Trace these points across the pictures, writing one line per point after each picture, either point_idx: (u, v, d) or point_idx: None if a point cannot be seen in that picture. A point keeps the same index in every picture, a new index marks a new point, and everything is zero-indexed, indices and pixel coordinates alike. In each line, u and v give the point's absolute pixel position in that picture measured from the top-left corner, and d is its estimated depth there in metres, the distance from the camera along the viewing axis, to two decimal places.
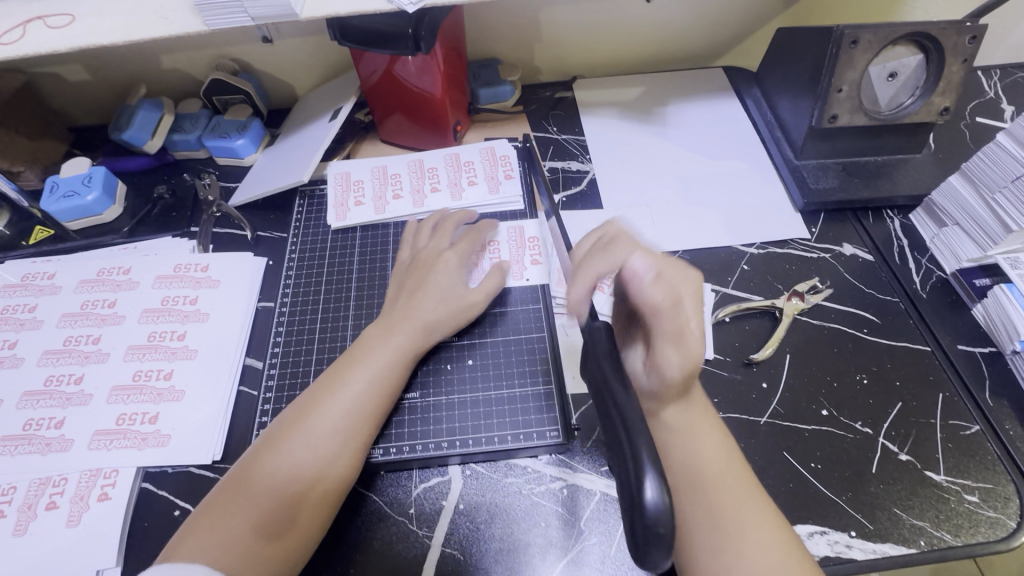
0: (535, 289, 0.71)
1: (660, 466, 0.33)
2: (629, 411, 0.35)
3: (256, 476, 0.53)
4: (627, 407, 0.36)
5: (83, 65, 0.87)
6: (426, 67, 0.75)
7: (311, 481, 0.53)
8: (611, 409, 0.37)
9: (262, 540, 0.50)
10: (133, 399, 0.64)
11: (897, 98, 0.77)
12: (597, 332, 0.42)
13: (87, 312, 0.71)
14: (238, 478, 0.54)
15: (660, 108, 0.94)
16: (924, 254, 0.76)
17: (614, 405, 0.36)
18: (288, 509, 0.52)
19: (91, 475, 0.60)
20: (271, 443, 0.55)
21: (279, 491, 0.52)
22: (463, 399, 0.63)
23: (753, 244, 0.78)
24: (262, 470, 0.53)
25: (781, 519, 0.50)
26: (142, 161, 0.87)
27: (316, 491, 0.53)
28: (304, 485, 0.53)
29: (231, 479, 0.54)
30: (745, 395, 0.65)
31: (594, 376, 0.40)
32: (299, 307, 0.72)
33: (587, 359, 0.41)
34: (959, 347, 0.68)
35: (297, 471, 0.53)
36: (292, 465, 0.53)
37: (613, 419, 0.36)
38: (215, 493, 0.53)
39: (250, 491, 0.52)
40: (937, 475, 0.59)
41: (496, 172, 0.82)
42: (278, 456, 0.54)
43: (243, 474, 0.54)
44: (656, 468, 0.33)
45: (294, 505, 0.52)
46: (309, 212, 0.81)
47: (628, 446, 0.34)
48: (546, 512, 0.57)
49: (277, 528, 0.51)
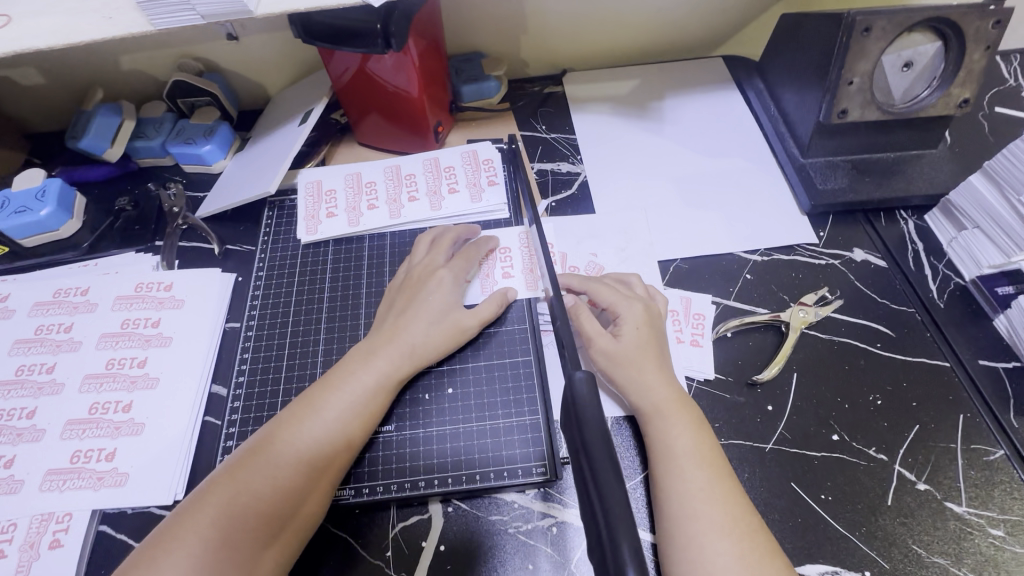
0: (521, 306, 0.66)
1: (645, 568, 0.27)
2: (610, 493, 0.30)
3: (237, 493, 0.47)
4: (608, 488, 0.30)
5: (36, 67, 0.81)
6: (401, 65, 0.69)
7: (274, 519, 0.47)
8: (591, 488, 0.31)
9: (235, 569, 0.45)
10: (89, 434, 0.60)
11: (913, 89, 0.71)
12: (579, 387, 0.36)
13: (42, 338, 0.66)
14: (186, 512, 0.46)
15: (656, 102, 0.88)
16: (941, 259, 0.71)
17: (592, 484, 0.31)
18: (256, 540, 0.46)
19: (42, 520, 0.55)
20: (228, 474, 0.48)
21: (234, 529, 0.46)
22: (442, 433, 0.59)
23: (757, 251, 0.73)
24: (216, 505, 0.46)
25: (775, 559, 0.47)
26: (103, 170, 0.82)
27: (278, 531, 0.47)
28: (264, 524, 0.47)
29: (177, 514, 0.46)
30: (748, 420, 0.60)
31: (574, 442, 0.35)
32: (267, 330, 0.68)
33: (567, 419, 0.36)
34: (980, 363, 0.63)
35: (257, 508, 0.47)
36: (253, 500, 0.47)
37: (591, 503, 0.31)
38: (158, 531, 0.46)
39: (200, 528, 0.45)
40: (958, 507, 0.54)
41: (479, 177, 0.77)
42: (237, 488, 0.47)
43: (193, 507, 0.46)
44: (641, 568, 0.27)
45: (251, 546, 0.46)
46: (278, 224, 0.76)
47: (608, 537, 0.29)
48: (534, 554, 0.53)
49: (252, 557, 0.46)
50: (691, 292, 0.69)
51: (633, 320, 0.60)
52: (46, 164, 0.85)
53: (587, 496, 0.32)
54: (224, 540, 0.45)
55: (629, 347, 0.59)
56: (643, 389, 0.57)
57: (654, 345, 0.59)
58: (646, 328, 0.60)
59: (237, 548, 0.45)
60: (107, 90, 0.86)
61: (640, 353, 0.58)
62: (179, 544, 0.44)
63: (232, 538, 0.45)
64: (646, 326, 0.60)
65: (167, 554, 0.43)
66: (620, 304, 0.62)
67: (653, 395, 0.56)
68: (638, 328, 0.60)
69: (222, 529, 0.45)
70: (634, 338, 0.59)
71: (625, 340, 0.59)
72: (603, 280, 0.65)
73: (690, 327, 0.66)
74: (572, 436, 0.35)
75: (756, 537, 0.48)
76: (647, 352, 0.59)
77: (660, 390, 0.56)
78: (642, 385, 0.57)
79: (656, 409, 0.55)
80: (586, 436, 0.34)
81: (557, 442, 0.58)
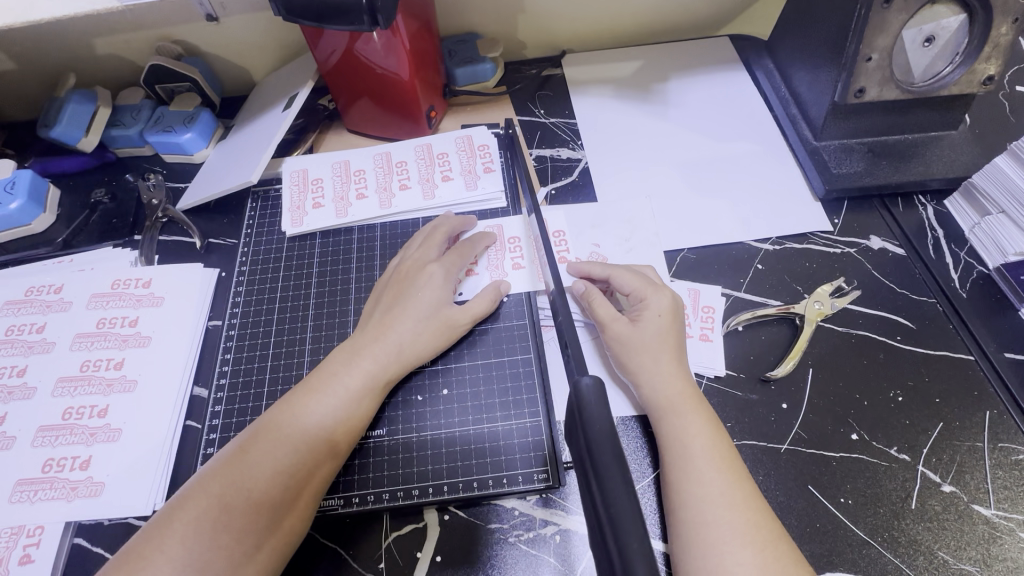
0: (520, 299, 0.63)
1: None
2: (623, 518, 0.27)
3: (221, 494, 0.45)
4: (621, 511, 0.27)
5: (4, 52, 0.76)
6: (391, 45, 0.65)
7: (246, 534, 0.44)
8: (597, 501, 0.28)
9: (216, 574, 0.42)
10: (62, 441, 0.56)
11: (934, 66, 0.66)
12: (585, 392, 0.33)
13: (12, 339, 0.63)
14: (155, 527, 0.43)
15: (660, 84, 0.84)
16: (962, 246, 0.67)
17: (601, 505, 0.28)
18: (242, 541, 0.44)
19: (12, 533, 0.52)
20: (199, 485, 0.45)
21: (202, 546, 0.42)
22: (437, 437, 0.55)
23: (768, 239, 0.69)
24: (183, 519, 0.43)
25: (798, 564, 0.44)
26: (79, 160, 0.78)
27: (251, 548, 0.44)
28: (235, 540, 0.43)
29: (145, 531, 0.44)
30: (762, 418, 0.57)
31: (580, 451, 0.31)
32: (250, 328, 0.64)
33: (573, 427, 0.33)
34: (1006, 356, 0.59)
35: (227, 522, 0.44)
36: (224, 514, 0.44)
37: (597, 512, 0.28)
38: (124, 549, 0.43)
39: (167, 545, 0.42)
40: (986, 509, 0.51)
41: (474, 164, 0.73)
42: (207, 501, 0.44)
43: (162, 522, 0.44)
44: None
45: (220, 564, 0.42)
46: (262, 216, 0.72)
47: (618, 560, 0.26)
48: (537, 565, 0.49)
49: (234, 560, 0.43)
50: (700, 283, 0.66)
51: (658, 309, 0.57)
52: (20, 154, 0.81)
53: (596, 518, 0.28)
54: (191, 558, 0.42)
55: (651, 334, 0.56)
56: (657, 380, 0.54)
57: (675, 338, 0.56)
58: (669, 318, 0.57)
59: (205, 566, 0.42)
60: (82, 76, 0.82)
61: (661, 342, 0.55)
62: (144, 562, 0.41)
63: (200, 555, 0.42)
64: (670, 315, 0.57)
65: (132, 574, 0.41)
66: (647, 293, 0.58)
67: (667, 388, 0.53)
68: (661, 316, 0.57)
69: (190, 546, 0.42)
70: (654, 327, 0.56)
71: (645, 327, 0.56)
72: (630, 270, 0.62)
73: (699, 320, 0.63)
74: (578, 449, 0.31)
75: (779, 545, 0.45)
76: (667, 342, 0.55)
77: (673, 385, 0.53)
78: (659, 375, 0.54)
79: (669, 404, 0.52)
80: (595, 453, 0.30)
81: (559, 445, 0.55)
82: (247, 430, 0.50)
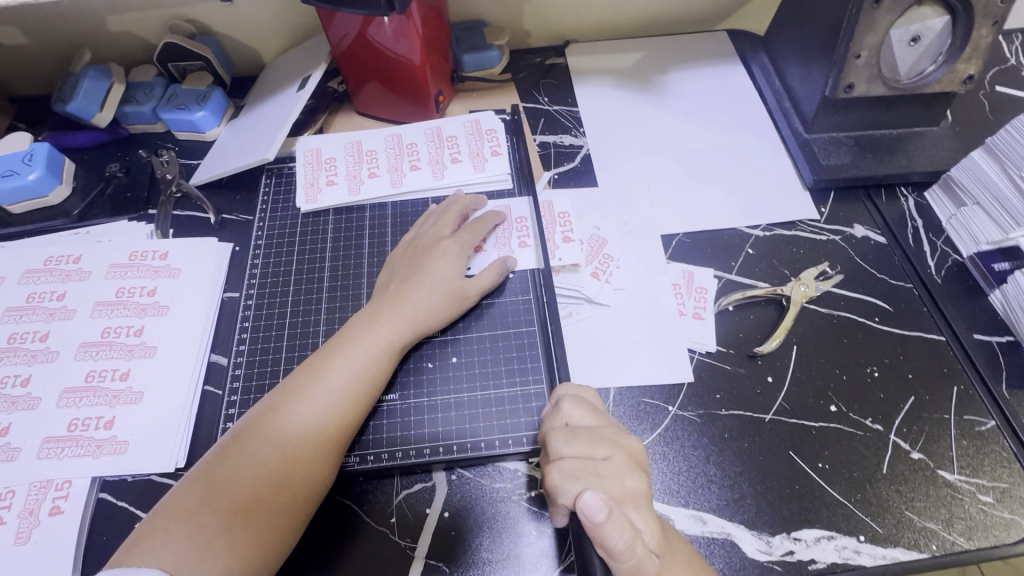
0: (526, 278, 0.66)
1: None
2: None
3: (254, 449, 0.50)
4: None
5: (18, 26, 0.78)
6: (404, 30, 0.67)
7: (281, 486, 0.48)
8: None
9: (251, 521, 0.47)
10: (86, 402, 0.59)
11: (918, 65, 0.70)
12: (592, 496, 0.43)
13: (33, 306, 0.65)
14: (196, 478, 0.49)
15: (660, 75, 0.87)
16: (939, 235, 0.71)
17: None
18: (276, 491, 0.48)
19: (41, 487, 0.55)
20: (235, 440, 0.50)
21: (243, 498, 0.47)
22: (447, 401, 0.59)
23: (759, 226, 0.73)
24: (222, 474, 0.48)
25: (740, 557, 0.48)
26: (92, 136, 0.79)
27: (287, 498, 0.48)
28: (273, 491, 0.48)
29: (187, 482, 0.49)
30: (749, 390, 0.61)
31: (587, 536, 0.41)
32: (266, 300, 0.66)
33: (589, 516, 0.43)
34: (975, 337, 0.64)
35: (264, 474, 0.48)
36: (259, 468, 0.49)
37: None
38: (168, 498, 0.48)
39: (211, 495, 0.47)
40: (950, 474, 0.56)
41: (481, 147, 0.75)
42: (243, 456, 0.49)
43: (205, 473, 0.49)
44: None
45: (260, 512, 0.47)
46: (276, 192, 0.75)
47: None
48: (537, 520, 0.54)
49: (269, 511, 0.48)
50: (693, 265, 0.69)
51: (622, 442, 0.50)
52: (32, 128, 0.82)
53: None
54: (233, 507, 0.47)
55: (591, 464, 0.48)
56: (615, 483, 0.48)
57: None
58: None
59: (245, 515, 0.47)
60: (95, 52, 0.83)
61: (573, 474, 0.48)
62: (189, 511, 0.47)
63: (240, 506, 0.47)
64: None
65: (178, 522, 0.46)
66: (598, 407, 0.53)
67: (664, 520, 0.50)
68: (608, 436, 0.50)
69: (230, 498, 0.47)
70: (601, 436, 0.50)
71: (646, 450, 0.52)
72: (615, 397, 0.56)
73: (692, 300, 0.66)
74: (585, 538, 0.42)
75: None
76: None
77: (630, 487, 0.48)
78: (618, 525, 0.43)
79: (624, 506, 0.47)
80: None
81: None
82: (275, 389, 0.54)
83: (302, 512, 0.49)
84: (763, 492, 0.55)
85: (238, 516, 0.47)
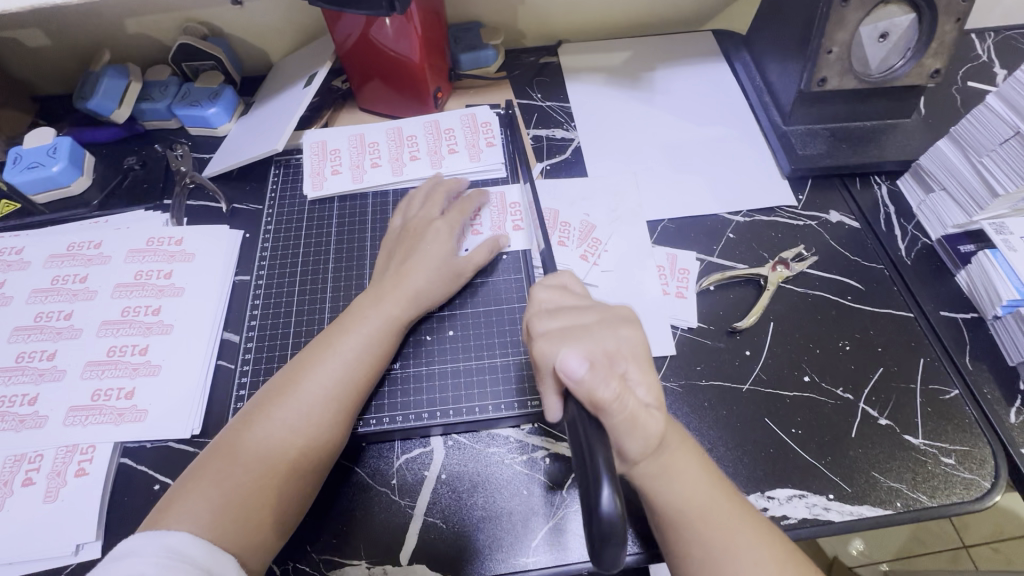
0: (517, 260, 0.71)
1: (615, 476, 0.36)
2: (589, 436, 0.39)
3: (274, 416, 0.54)
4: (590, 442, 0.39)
5: (42, 29, 0.83)
6: (404, 31, 0.72)
7: (302, 450, 0.53)
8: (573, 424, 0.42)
9: (277, 480, 0.51)
10: (108, 374, 0.63)
11: (888, 60, 0.74)
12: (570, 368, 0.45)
13: (57, 288, 0.69)
14: (224, 444, 0.53)
15: (647, 72, 0.92)
16: (909, 220, 0.75)
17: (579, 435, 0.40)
18: (299, 453, 0.53)
19: (68, 451, 0.59)
20: (258, 408, 0.55)
21: (268, 461, 0.52)
22: (445, 370, 0.63)
23: (740, 212, 0.77)
24: (250, 439, 0.53)
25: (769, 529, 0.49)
26: (111, 131, 0.84)
27: (309, 459, 0.53)
28: (296, 453, 0.52)
29: (215, 447, 0.53)
30: (727, 362, 0.65)
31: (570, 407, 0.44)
32: (275, 281, 0.71)
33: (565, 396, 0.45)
34: (942, 313, 0.68)
35: (287, 438, 0.53)
36: (281, 434, 0.53)
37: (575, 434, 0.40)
38: (198, 463, 0.52)
39: (238, 459, 0.51)
40: (915, 439, 0.60)
41: (477, 139, 0.80)
42: (267, 423, 0.53)
43: (229, 440, 0.53)
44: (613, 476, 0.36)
45: (285, 472, 0.52)
46: (285, 181, 0.79)
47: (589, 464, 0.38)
48: (530, 481, 0.58)
49: (292, 470, 0.52)
50: (677, 249, 0.74)
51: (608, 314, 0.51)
52: (54, 125, 0.87)
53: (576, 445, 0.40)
54: (259, 467, 0.51)
55: (578, 328, 0.49)
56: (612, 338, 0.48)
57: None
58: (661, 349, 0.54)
59: (270, 476, 0.51)
60: (113, 53, 0.88)
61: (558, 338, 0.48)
62: (219, 473, 0.51)
63: (267, 467, 0.51)
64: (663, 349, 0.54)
65: (206, 483, 0.50)
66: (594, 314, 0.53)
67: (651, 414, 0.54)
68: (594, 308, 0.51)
69: (257, 460, 0.52)
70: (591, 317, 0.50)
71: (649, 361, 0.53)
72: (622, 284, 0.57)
73: (675, 280, 0.71)
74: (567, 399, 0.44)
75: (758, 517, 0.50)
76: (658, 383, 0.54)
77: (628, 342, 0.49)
78: (601, 377, 0.44)
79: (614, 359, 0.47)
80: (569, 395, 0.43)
81: None
82: (291, 360, 0.59)
83: (321, 471, 0.54)
84: (739, 456, 0.59)
85: (263, 477, 0.51)
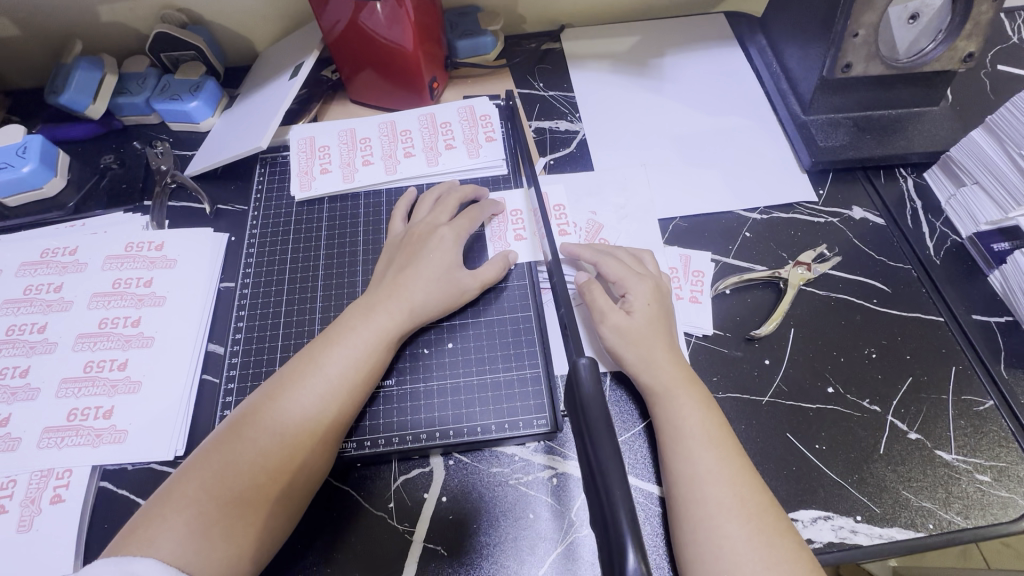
0: (522, 267, 0.66)
1: (639, 535, 0.31)
2: (605, 458, 0.34)
3: (250, 436, 0.50)
4: (608, 467, 0.34)
5: (10, 19, 0.77)
6: (395, 16, 0.66)
7: (281, 472, 0.49)
8: (586, 437, 0.36)
9: (250, 507, 0.47)
10: (85, 392, 0.59)
11: (918, 43, 0.69)
12: (582, 370, 0.40)
13: (30, 298, 0.65)
14: (196, 465, 0.49)
15: (656, 58, 0.86)
16: (938, 216, 0.71)
17: (593, 458, 0.35)
18: (275, 480, 0.48)
19: (42, 476, 0.55)
20: (231, 428, 0.50)
21: (242, 486, 0.48)
22: (444, 386, 0.59)
23: (756, 209, 0.72)
24: (222, 461, 0.48)
25: (786, 526, 0.47)
26: (87, 127, 0.79)
27: (286, 485, 0.49)
28: (271, 478, 0.48)
29: (185, 469, 0.49)
30: (746, 373, 0.61)
31: (577, 417, 0.38)
32: (262, 289, 0.66)
33: (569, 391, 0.40)
34: (974, 318, 0.63)
35: (263, 462, 0.49)
36: (258, 456, 0.49)
37: (587, 455, 0.36)
38: (166, 486, 0.48)
39: (210, 483, 0.47)
40: (947, 454, 0.56)
41: (476, 133, 0.75)
42: (242, 444, 0.49)
43: (199, 462, 0.49)
44: (637, 540, 0.31)
45: (259, 499, 0.48)
46: (271, 180, 0.75)
47: (608, 508, 0.33)
48: (536, 503, 0.54)
49: (267, 497, 0.48)
50: (690, 249, 0.69)
51: (644, 271, 0.62)
52: (27, 121, 0.82)
53: (589, 471, 0.35)
54: (230, 494, 0.47)
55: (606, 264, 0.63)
56: (635, 289, 0.59)
57: (664, 323, 0.58)
58: (656, 305, 0.59)
59: (243, 503, 0.47)
60: (87, 44, 0.82)
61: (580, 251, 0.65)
62: (188, 498, 0.47)
63: (240, 493, 0.47)
64: (656, 303, 0.59)
65: (176, 509, 0.46)
66: (629, 283, 0.60)
67: (659, 371, 0.55)
68: (644, 272, 0.62)
69: (229, 485, 0.47)
70: (628, 274, 0.60)
71: (638, 316, 0.58)
72: (617, 256, 0.64)
73: (689, 283, 0.66)
74: (574, 404, 0.39)
75: (765, 516, 0.47)
76: (658, 330, 0.57)
77: (641, 286, 0.60)
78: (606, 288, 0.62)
79: (626, 324, 0.57)
80: (590, 420, 0.37)
81: (558, 395, 0.59)
82: (273, 375, 0.55)
83: (300, 498, 0.50)
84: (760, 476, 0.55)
85: (234, 504, 0.47)
